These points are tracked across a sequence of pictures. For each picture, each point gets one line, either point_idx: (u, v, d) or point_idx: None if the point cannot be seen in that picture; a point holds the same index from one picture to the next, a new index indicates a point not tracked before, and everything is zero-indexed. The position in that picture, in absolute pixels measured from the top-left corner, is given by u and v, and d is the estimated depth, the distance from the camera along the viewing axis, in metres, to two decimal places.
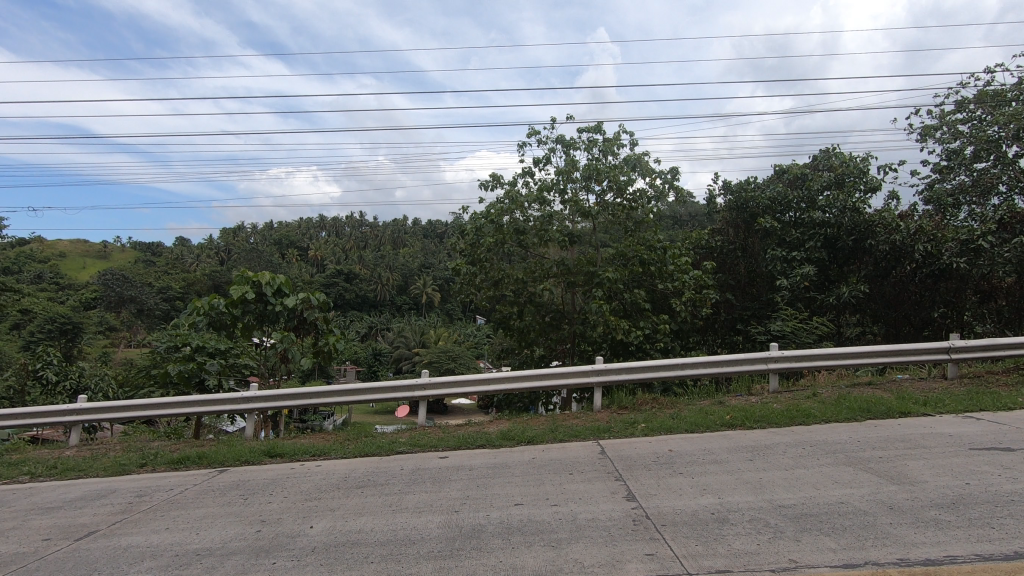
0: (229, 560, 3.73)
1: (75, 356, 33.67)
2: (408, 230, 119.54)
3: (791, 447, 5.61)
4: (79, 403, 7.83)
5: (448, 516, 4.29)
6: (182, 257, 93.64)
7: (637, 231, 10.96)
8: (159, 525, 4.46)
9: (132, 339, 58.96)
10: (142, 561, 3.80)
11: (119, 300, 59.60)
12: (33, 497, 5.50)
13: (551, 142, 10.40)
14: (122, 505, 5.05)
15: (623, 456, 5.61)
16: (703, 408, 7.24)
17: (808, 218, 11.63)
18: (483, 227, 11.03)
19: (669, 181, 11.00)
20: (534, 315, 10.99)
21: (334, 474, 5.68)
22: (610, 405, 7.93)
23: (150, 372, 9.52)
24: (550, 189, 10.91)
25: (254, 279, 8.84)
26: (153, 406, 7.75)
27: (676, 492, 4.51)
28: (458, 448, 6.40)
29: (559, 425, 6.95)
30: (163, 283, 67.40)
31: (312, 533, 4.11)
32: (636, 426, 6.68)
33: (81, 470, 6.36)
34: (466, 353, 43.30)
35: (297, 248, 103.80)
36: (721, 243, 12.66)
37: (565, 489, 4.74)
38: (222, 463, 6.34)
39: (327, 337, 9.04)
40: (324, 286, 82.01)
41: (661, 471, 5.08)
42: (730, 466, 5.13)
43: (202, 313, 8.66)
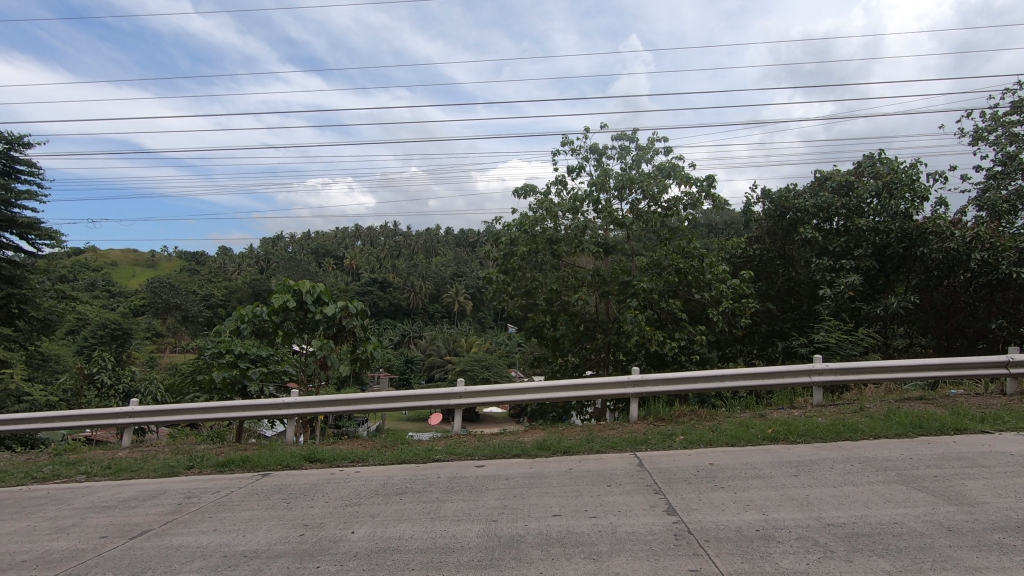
0: (275, 562, 3.81)
1: (127, 360, 35.29)
2: (441, 239, 120.79)
3: (839, 463, 5.41)
4: (131, 407, 8.16)
5: (487, 525, 4.30)
6: (225, 266, 97.35)
7: (672, 239, 10.84)
8: (208, 526, 4.60)
9: (176, 345, 61.35)
10: (193, 561, 3.93)
11: (166, 308, 62.30)
12: (90, 497, 5.75)
13: (583, 151, 10.99)
14: (173, 505, 5.24)
15: (662, 469, 5.51)
16: (744, 422, 7.06)
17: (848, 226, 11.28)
18: (516, 236, 11.07)
19: (704, 188, 10.98)
20: (568, 324, 11.05)
21: (372, 480, 5.76)
22: (647, 417, 7.82)
23: (195, 378, 9.73)
24: (584, 199, 10.89)
25: (295, 287, 9.10)
26: (198, 411, 8.02)
27: (718, 508, 4.41)
28: (494, 458, 6.42)
29: (595, 436, 6.90)
30: (206, 291, 69.90)
31: (353, 539, 4.16)
32: (674, 438, 6.56)
33: (134, 471, 6.63)
34: (498, 362, 43.57)
35: (333, 258, 106.37)
36: (760, 251, 12.58)
37: (603, 501, 4.69)
38: (264, 467, 6.50)
39: (365, 345, 9.36)
40: (359, 294, 83.67)
41: (702, 485, 4.97)
42: (774, 481, 4.98)
43: (246, 320, 9.02)
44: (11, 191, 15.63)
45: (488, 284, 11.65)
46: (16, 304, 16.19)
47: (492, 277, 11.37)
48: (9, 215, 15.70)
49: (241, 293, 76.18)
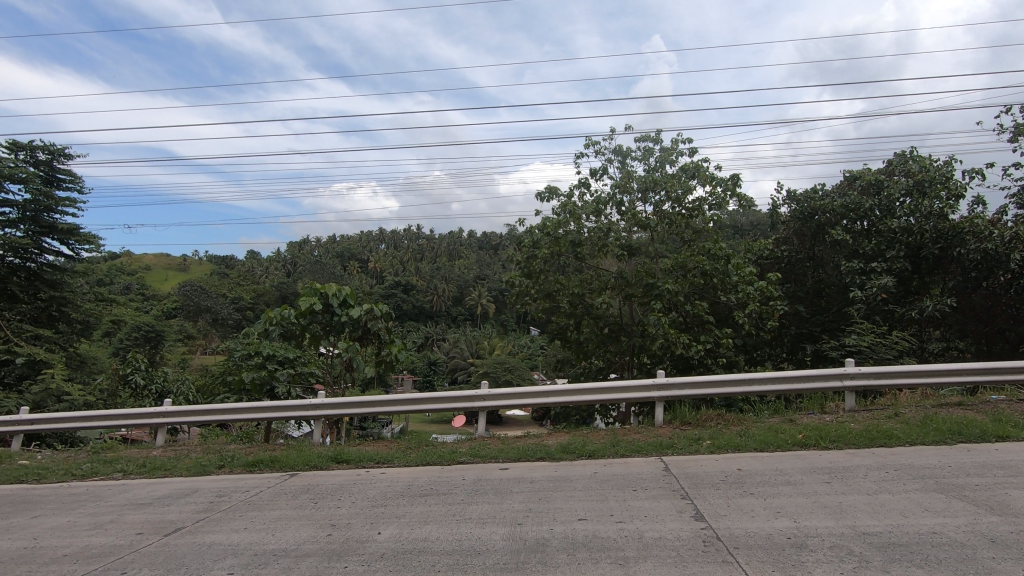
0: (304, 561, 3.87)
1: (161, 361, 36.35)
2: (464, 242, 121.41)
3: (873, 470, 5.26)
4: (164, 407, 8.37)
5: (512, 528, 4.30)
6: (253, 269, 99.54)
7: (696, 240, 10.74)
8: (239, 524, 4.69)
9: (207, 347, 62.93)
10: (225, 558, 4.01)
11: (197, 310, 64.04)
12: (126, 494, 5.92)
13: (606, 154, 10.95)
14: (205, 504, 5.36)
15: (689, 474, 5.43)
16: (773, 427, 6.92)
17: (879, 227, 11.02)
18: (539, 239, 11.06)
19: (729, 188, 10.82)
20: (592, 328, 10.94)
21: (397, 482, 5.80)
22: (672, 421, 7.71)
23: (225, 379, 9.94)
24: (607, 202, 10.83)
25: (321, 290, 9.32)
26: (228, 412, 8.19)
27: (748, 514, 4.32)
28: (518, 461, 6.41)
29: (620, 440, 6.84)
30: (235, 294, 71.53)
31: (380, 539, 4.20)
32: (701, 443, 6.46)
33: (167, 469, 6.80)
34: (521, 365, 43.58)
35: (357, 261, 107.83)
36: (789, 253, 12.43)
37: (629, 505, 4.64)
38: (292, 467, 6.61)
39: (390, 347, 9.45)
40: (383, 297, 84.62)
41: (731, 491, 4.88)
42: (806, 487, 4.87)
43: (275, 323, 9.19)
44: (53, 198, 16.23)
45: (512, 287, 11.72)
46: (58, 307, 16.80)
47: (515, 281, 11.38)
48: (51, 221, 16.31)
49: (269, 296, 77.83)
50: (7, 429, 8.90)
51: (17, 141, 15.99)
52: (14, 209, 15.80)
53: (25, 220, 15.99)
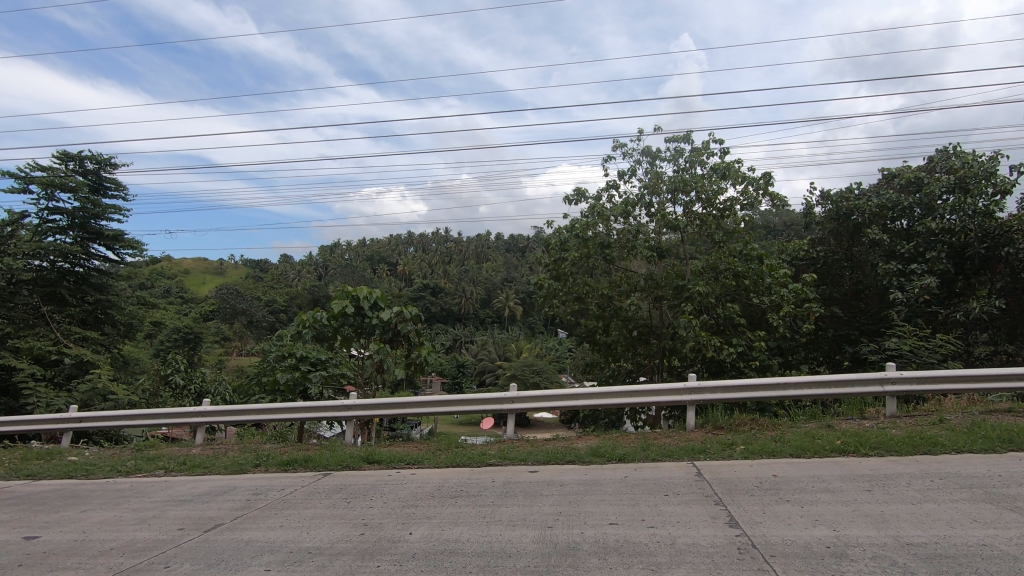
0: (337, 560, 3.93)
1: (200, 362, 37.60)
2: (491, 245, 121.92)
3: (917, 478, 5.07)
4: (203, 407, 8.62)
5: (543, 530, 4.29)
6: (286, 273, 101.96)
7: (727, 242, 10.52)
8: (274, 522, 4.80)
9: (242, 348, 64.73)
10: (262, 555, 4.11)
11: (234, 313, 66.07)
12: (169, 490, 6.14)
13: (635, 155, 10.87)
14: (242, 501, 5.51)
15: (722, 479, 5.33)
16: (809, 432, 6.74)
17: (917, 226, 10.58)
18: (567, 241, 11.01)
19: (762, 188, 10.59)
20: (621, 330, 10.81)
21: (428, 483, 5.84)
22: (705, 425, 7.58)
23: (260, 380, 10.16)
24: (635, 203, 10.73)
25: (353, 293, 9.46)
26: (263, 413, 8.39)
27: (784, 522, 4.21)
28: (547, 463, 6.40)
29: (651, 444, 6.75)
30: (269, 297, 73.40)
31: (411, 540, 4.24)
32: (734, 448, 6.33)
33: (207, 467, 7.02)
34: (549, 367, 43.51)
35: (387, 265, 109.42)
36: (823, 253, 11.93)
37: (661, 511, 4.58)
38: (326, 467, 6.73)
39: (419, 349, 9.58)
40: (412, 300, 85.63)
41: (766, 498, 4.77)
42: (845, 495, 4.72)
43: (308, 325, 9.36)
44: (100, 206, 16.93)
45: (539, 290, 11.64)
46: (103, 309, 17.52)
47: (543, 283, 11.35)
48: (97, 228, 17.01)
49: (302, 299, 79.62)
50: (57, 426, 9.30)
51: (66, 151, 16.71)
52: (64, 216, 16.53)
53: (74, 227, 16.72)
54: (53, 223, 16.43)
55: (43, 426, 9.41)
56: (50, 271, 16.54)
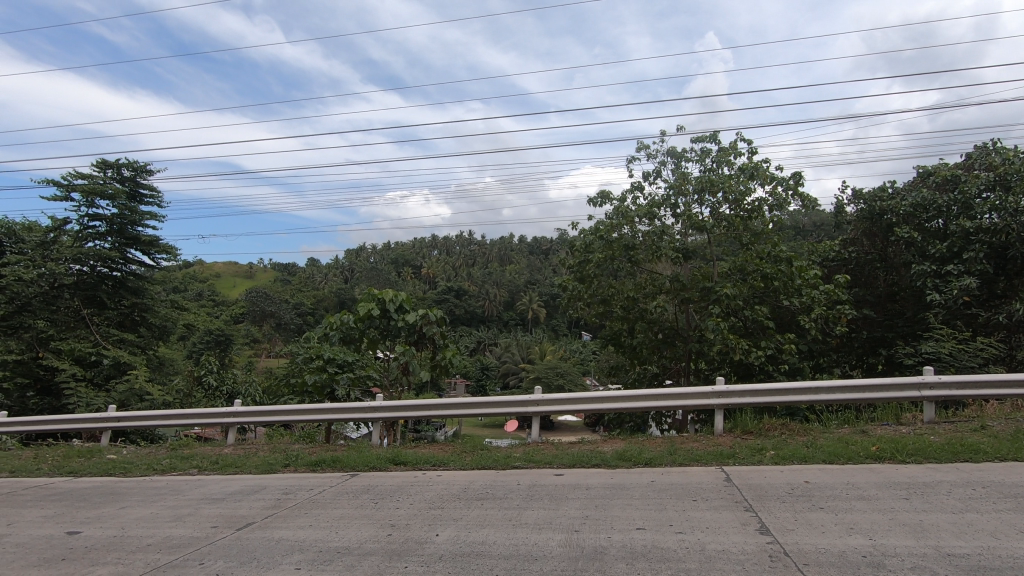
0: (366, 560, 3.98)
1: (231, 363, 38.57)
2: (515, 247, 122.15)
3: (957, 487, 4.89)
4: (235, 408, 8.82)
5: (569, 534, 4.27)
6: (313, 276, 103.81)
7: (754, 243, 10.33)
8: (304, 522, 4.88)
9: (271, 349, 66.14)
10: (292, 553, 4.18)
11: (263, 316, 67.60)
12: (203, 488, 6.30)
13: (660, 156, 10.77)
14: (273, 500, 5.62)
15: (752, 485, 5.23)
16: (843, 438, 6.57)
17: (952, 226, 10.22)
18: (591, 243, 10.94)
19: (791, 188, 10.38)
20: (647, 332, 10.78)
21: (454, 485, 5.87)
22: (733, 430, 7.45)
23: (289, 381, 10.26)
24: (661, 204, 10.62)
25: (379, 296, 9.59)
26: (292, 413, 8.55)
27: (818, 530, 4.11)
28: (573, 467, 6.36)
29: (678, 448, 6.67)
30: (297, 300, 74.82)
31: (438, 541, 4.26)
32: (764, 453, 6.21)
33: (239, 466, 7.18)
34: (573, 370, 43.34)
35: (412, 268, 110.48)
36: (856, 254, 11.69)
37: (689, 516, 4.51)
38: (353, 467, 6.82)
39: (444, 352, 9.68)
40: (436, 302, 86.28)
41: (798, 504, 4.66)
42: (881, 504, 4.58)
43: (335, 327, 9.63)
44: (137, 212, 17.49)
45: (563, 292, 11.60)
46: (139, 312, 18.01)
47: (567, 285, 11.30)
48: (134, 233, 17.57)
49: (328, 302, 81.00)
50: (96, 425, 9.62)
51: (105, 160, 17.32)
52: (103, 223, 17.11)
53: (112, 233, 17.29)
54: (93, 229, 17.02)
55: (83, 425, 9.75)
56: (90, 275, 17.13)
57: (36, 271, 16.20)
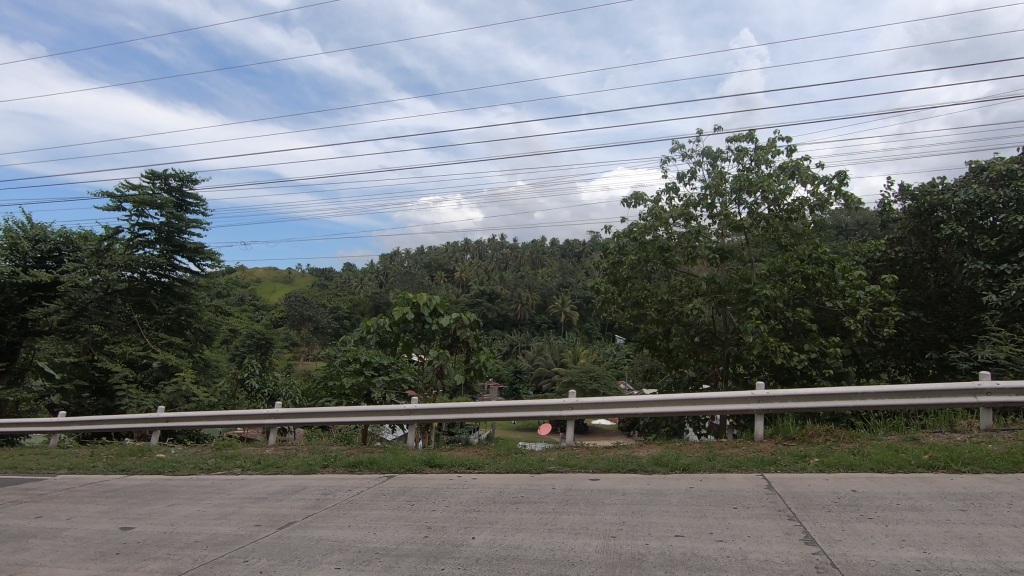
0: (403, 561, 4.02)
1: (272, 366, 39.71)
2: (547, 250, 121.97)
3: (1020, 499, 4.62)
4: (275, 409, 9.06)
5: (606, 540, 4.22)
6: (349, 281, 106.04)
7: (794, 244, 10.05)
8: (343, 522, 4.98)
9: (310, 352, 67.82)
10: (332, 553, 4.26)
11: (302, 319, 69.46)
12: (246, 488, 6.49)
13: (695, 155, 10.58)
14: (313, 501, 5.74)
15: (796, 493, 5.06)
16: (892, 445, 6.31)
17: (1007, 222, 9.70)
18: (625, 245, 10.83)
19: (834, 187, 10.06)
20: (682, 335, 10.57)
21: (488, 488, 5.88)
22: (774, 435, 7.24)
23: (326, 384, 10.37)
24: (696, 205, 10.44)
25: (413, 300, 9.70)
26: (330, 415, 8.73)
27: (867, 541, 3.95)
28: (608, 472, 6.29)
29: (717, 454, 6.52)
30: (334, 304, 76.49)
31: (474, 544, 4.28)
32: (808, 460, 6.01)
33: (280, 467, 7.37)
34: (607, 374, 42.93)
35: (445, 272, 111.53)
36: (903, 253, 11.22)
37: (730, 524, 4.40)
38: (389, 470, 6.90)
39: (478, 355, 9.73)
40: (469, 306, 86.84)
41: (845, 514, 4.49)
42: (935, 515, 4.37)
43: (372, 331, 9.69)
44: (183, 220, 18.21)
45: (597, 295, 11.50)
46: (185, 317, 18.59)
47: (600, 288, 11.19)
48: (181, 241, 18.28)
49: (364, 306, 82.59)
50: (146, 425, 10.02)
51: (154, 170, 18.10)
52: (152, 231, 17.87)
53: (161, 241, 18.03)
54: (143, 237, 17.79)
55: (134, 425, 10.19)
56: (140, 282, 17.88)
57: (91, 278, 16.99)
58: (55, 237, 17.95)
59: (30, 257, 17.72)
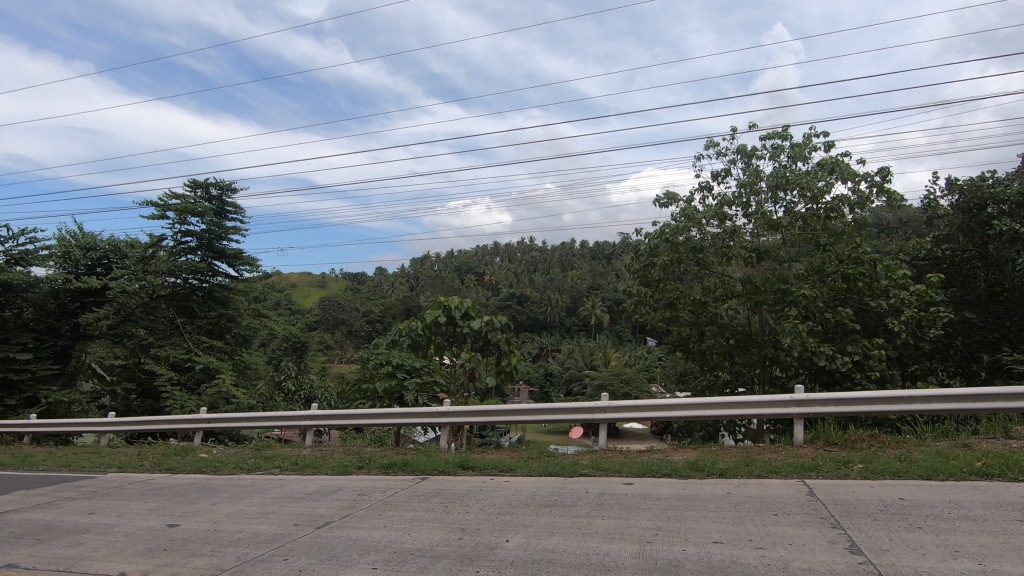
0: (438, 563, 4.05)
1: (307, 369, 40.62)
2: (577, 252, 121.53)
3: None
4: (312, 411, 9.25)
5: (641, 545, 4.16)
6: (381, 284, 107.70)
7: (834, 244, 9.75)
8: (378, 522, 5.05)
9: (343, 355, 69.07)
10: (369, 553, 4.32)
11: (336, 323, 70.88)
12: (285, 487, 6.66)
13: (729, 153, 10.36)
14: (348, 501, 5.84)
15: (839, 501, 4.90)
16: (941, 451, 6.05)
17: None
18: (657, 246, 10.69)
19: (876, 183, 9.73)
20: (717, 337, 10.35)
21: (521, 491, 5.88)
22: (815, 440, 7.02)
23: (360, 386, 10.53)
24: (731, 204, 10.24)
25: (445, 303, 9.81)
26: (364, 417, 8.84)
27: (917, 551, 3.78)
28: (643, 476, 6.21)
29: (755, 459, 6.37)
30: (366, 308, 77.75)
31: (508, 547, 4.28)
32: (852, 467, 5.81)
33: (316, 467, 7.53)
34: (639, 377, 42.46)
35: (475, 275, 112.20)
36: (951, 251, 10.76)
37: (770, 531, 4.28)
38: (423, 471, 6.96)
39: (509, 358, 9.73)
40: (499, 308, 87.08)
41: (893, 523, 4.31)
42: (991, 525, 4.16)
43: (404, 334, 9.77)
44: (223, 227, 18.80)
45: (629, 297, 11.36)
46: (225, 321, 19.10)
47: (633, 290, 11.06)
48: (220, 247, 18.87)
49: (396, 310, 83.74)
50: (189, 426, 10.35)
51: (196, 179, 18.75)
52: (194, 238, 18.50)
53: (202, 247, 18.65)
54: (186, 244, 18.42)
55: (178, 425, 10.53)
56: (183, 287, 18.50)
57: (137, 283, 17.70)
58: (104, 245, 18.72)
59: (81, 265, 18.55)
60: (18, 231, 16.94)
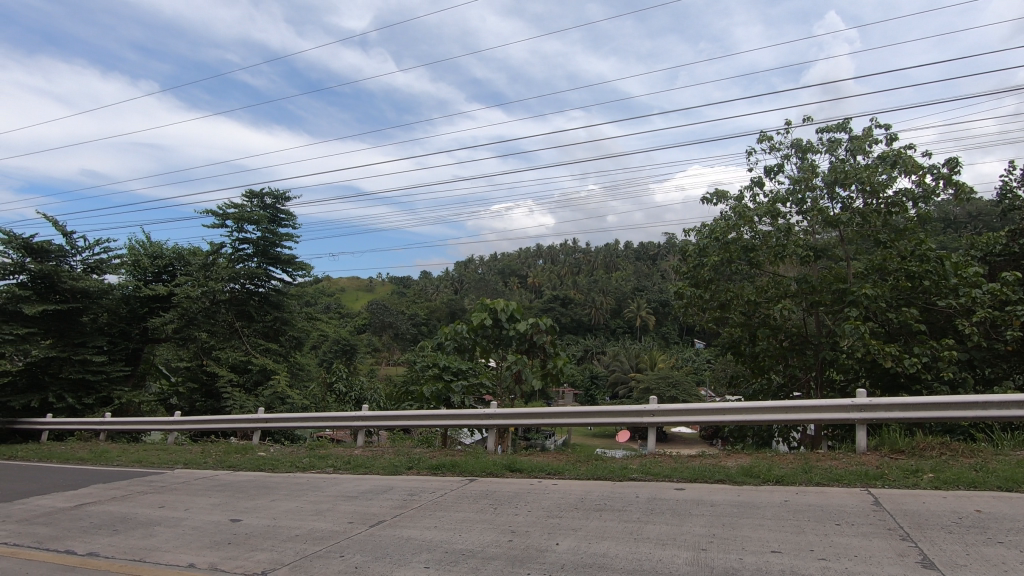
0: (490, 564, 4.08)
1: (356, 370, 41.71)
2: (621, 253, 120.05)
3: None
4: (363, 411, 9.50)
5: (696, 552, 4.06)
6: (426, 288, 109.41)
7: (895, 241, 9.31)
8: (429, 522, 5.12)
9: (390, 357, 70.54)
10: (421, 553, 4.39)
11: (383, 326, 72.56)
12: (339, 486, 6.85)
13: (782, 149, 9.98)
14: (400, 500, 5.96)
15: (908, 511, 4.64)
16: (1021, 461, 5.64)
17: None
18: (707, 246, 10.43)
19: (942, 175, 9.19)
20: (770, 340, 9.98)
21: (570, 494, 5.85)
22: (879, 448, 6.68)
23: (408, 388, 10.71)
24: (784, 201, 9.88)
25: (491, 306, 9.90)
26: (412, 418, 8.97)
27: (998, 568, 3.54)
28: (694, 481, 6.06)
29: (813, 465, 6.12)
30: (412, 311, 79.16)
31: (559, 550, 4.26)
32: (921, 476, 5.49)
33: (368, 467, 7.73)
34: (687, 381, 41.48)
35: (518, 277, 112.49)
36: None
37: (833, 541, 4.10)
38: (471, 472, 7.04)
39: (555, 360, 9.67)
40: (542, 311, 86.95)
41: (970, 537, 4.05)
42: None
43: (449, 337, 10.05)
44: (277, 235, 19.57)
45: (677, 299, 11.11)
46: (280, 325, 19.88)
47: (682, 291, 10.82)
48: (275, 253, 19.63)
49: (440, 313, 84.91)
50: (248, 426, 10.78)
51: (253, 190, 19.58)
52: (250, 245, 19.32)
53: (258, 254, 19.46)
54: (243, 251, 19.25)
55: (238, 424, 11.00)
56: (240, 292, 19.35)
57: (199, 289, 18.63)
58: (169, 254, 19.80)
59: (149, 272, 19.69)
60: (94, 242, 18.12)
